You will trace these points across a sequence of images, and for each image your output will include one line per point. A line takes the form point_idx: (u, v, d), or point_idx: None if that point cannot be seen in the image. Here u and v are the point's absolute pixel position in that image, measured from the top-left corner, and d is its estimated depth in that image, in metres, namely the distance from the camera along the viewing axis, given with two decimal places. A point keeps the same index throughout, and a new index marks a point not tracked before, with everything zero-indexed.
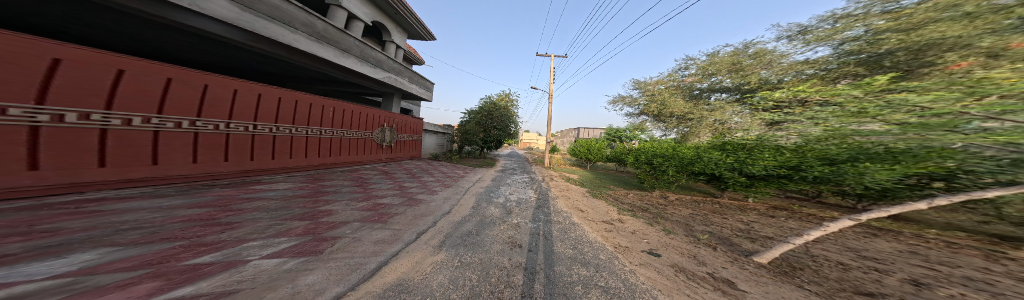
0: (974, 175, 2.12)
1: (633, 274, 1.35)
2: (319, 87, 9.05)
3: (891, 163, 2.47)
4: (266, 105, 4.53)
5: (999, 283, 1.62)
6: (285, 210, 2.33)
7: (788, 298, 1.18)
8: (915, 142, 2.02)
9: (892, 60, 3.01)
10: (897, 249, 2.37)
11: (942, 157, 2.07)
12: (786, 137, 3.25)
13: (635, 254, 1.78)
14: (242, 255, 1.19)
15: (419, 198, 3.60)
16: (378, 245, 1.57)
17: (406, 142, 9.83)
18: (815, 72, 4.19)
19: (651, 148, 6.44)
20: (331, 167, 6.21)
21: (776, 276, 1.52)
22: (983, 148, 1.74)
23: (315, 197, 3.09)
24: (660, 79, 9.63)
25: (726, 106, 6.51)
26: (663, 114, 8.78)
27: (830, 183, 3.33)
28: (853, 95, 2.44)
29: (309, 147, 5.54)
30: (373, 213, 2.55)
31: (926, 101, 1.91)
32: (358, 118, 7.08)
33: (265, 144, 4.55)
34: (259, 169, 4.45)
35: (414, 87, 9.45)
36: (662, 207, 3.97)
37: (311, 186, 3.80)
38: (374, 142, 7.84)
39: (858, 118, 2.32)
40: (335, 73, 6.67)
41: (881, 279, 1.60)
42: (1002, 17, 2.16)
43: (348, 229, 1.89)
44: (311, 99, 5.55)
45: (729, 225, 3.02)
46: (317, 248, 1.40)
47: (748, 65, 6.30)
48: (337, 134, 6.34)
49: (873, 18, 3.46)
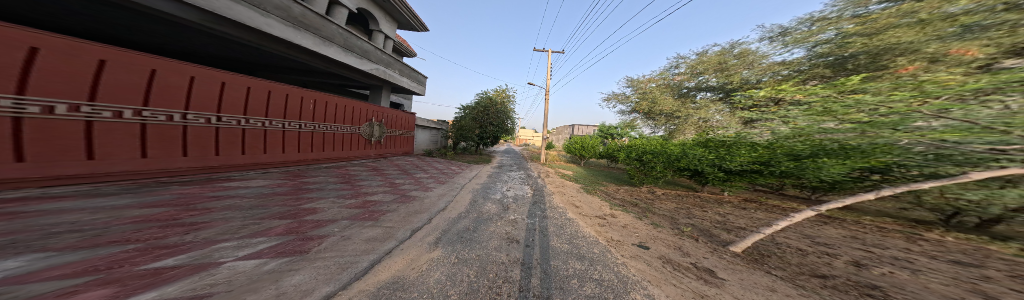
0: (905, 168, 2.55)
1: (625, 267, 1.45)
2: (296, 78, 8.31)
3: (842, 159, 2.86)
4: (233, 95, 4.08)
5: (917, 261, 1.95)
6: (264, 209, 2.19)
7: (759, 284, 1.33)
8: (868, 139, 2.41)
9: (853, 63, 3.43)
10: (842, 235, 2.75)
11: (884, 152, 2.49)
12: (760, 135, 3.69)
13: (627, 247, 1.91)
14: (213, 257, 1.11)
15: (412, 195, 3.53)
16: (369, 243, 1.53)
17: (397, 138, 9.41)
18: (790, 73, 4.58)
19: (642, 144, 6.70)
20: (314, 163, 5.85)
21: (749, 264, 1.71)
22: (915, 143, 2.14)
23: (297, 195, 2.91)
24: (651, 77, 9.87)
25: (709, 105, 7.26)
26: (652, 111, 9.04)
27: (793, 177, 3.76)
28: (828, 94, 2.78)
29: (287, 141, 5.13)
30: (362, 211, 2.45)
31: (887, 101, 2.30)
32: (343, 112, 6.65)
33: (232, 138, 4.14)
34: (227, 165, 4.05)
35: (406, 80, 8.98)
36: (650, 202, 4.23)
37: (293, 183, 3.60)
38: (361, 137, 7.45)
39: (824, 117, 2.75)
40: (315, 62, 6.12)
41: (831, 262, 1.86)
42: (948, 24, 2.52)
43: (337, 227, 1.83)
44: (287, 90, 5.09)
45: (709, 217, 3.30)
46: (302, 247, 1.34)
47: (732, 65, 6.86)
48: (319, 128, 5.95)
49: (844, 21, 3.80)
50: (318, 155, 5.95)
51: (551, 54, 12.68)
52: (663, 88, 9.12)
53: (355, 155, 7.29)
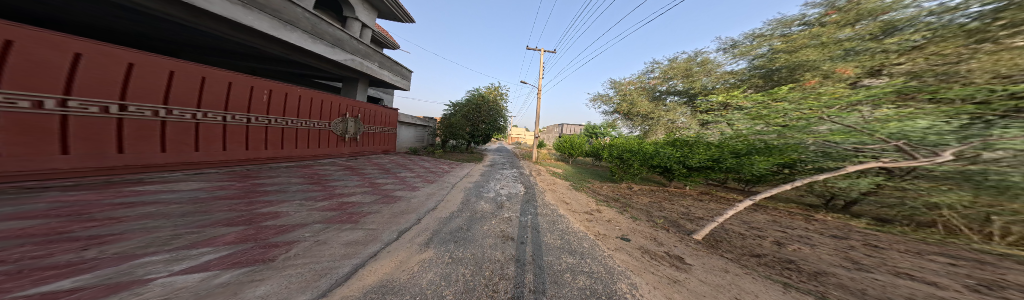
0: (805, 164, 3.65)
1: (611, 258, 1.61)
2: (234, 62, 6.81)
3: (768, 155, 3.90)
4: (144, 78, 3.00)
5: (813, 238, 2.57)
6: (207, 215, 1.83)
7: (716, 266, 1.61)
8: (787, 138, 3.39)
9: (778, 76, 4.76)
10: (767, 219, 3.44)
11: (794, 151, 3.56)
12: (712, 135, 4.68)
13: (612, 240, 2.10)
14: (138, 274, 0.90)
15: (397, 195, 3.29)
16: (351, 247, 1.41)
17: (377, 135, 8.49)
18: (736, 79, 6.19)
19: (621, 144, 7.18)
20: (274, 161, 4.93)
21: (707, 249, 2.04)
22: (815, 144, 3.17)
23: (249, 198, 2.48)
24: (630, 81, 10.43)
25: (677, 108, 8.31)
26: (631, 112, 9.82)
27: (736, 171, 4.56)
28: (762, 101, 3.70)
29: (230, 137, 4.08)
30: (338, 213, 2.22)
31: (804, 108, 3.11)
32: (307, 105, 5.62)
33: (146, 132, 3.06)
34: (134, 166, 2.96)
35: (388, 74, 8.00)
36: (629, 197, 4.70)
37: (247, 185, 3.07)
38: (331, 134, 6.47)
39: (762, 119, 3.62)
40: (271, 47, 5.09)
41: (760, 242, 2.34)
42: (837, 48, 3.69)
43: (309, 232, 1.63)
44: (228, 77, 4.00)
45: (675, 209, 3.81)
46: (265, 256, 1.17)
47: (696, 72, 8.05)
48: (274, 123, 4.89)
49: (773, 39, 5.27)
50: (274, 154, 4.92)
51: (543, 54, 12.43)
52: (640, 91, 9.70)
53: (323, 154, 6.29)
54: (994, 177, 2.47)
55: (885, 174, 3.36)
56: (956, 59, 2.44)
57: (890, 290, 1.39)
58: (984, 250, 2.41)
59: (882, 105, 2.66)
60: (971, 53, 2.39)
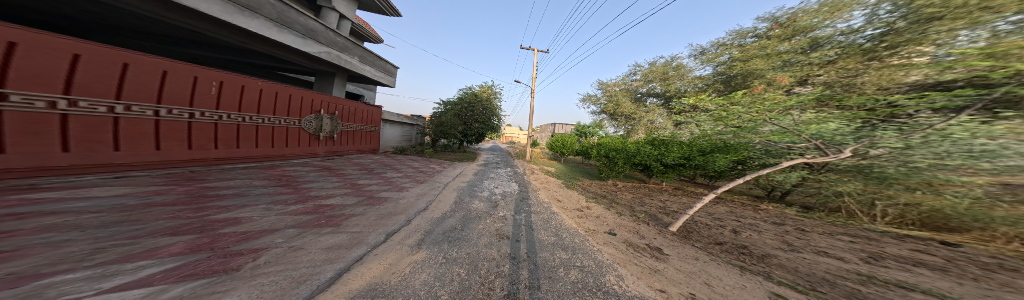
0: (754, 161, 4.24)
1: (600, 252, 1.73)
2: (166, 47, 5.62)
3: (726, 153, 4.45)
4: (33, 61, 2.18)
5: (761, 225, 3.03)
6: (142, 223, 1.52)
7: (689, 255, 1.81)
8: (740, 135, 4.09)
9: (734, 83, 5.88)
10: (728, 210, 3.94)
11: (746, 149, 4.20)
12: (685, 134, 5.30)
13: (600, 236, 2.23)
14: (49, 291, 0.73)
15: (382, 196, 3.10)
16: (332, 251, 1.30)
17: (357, 133, 7.76)
18: (704, 83, 7.20)
19: (607, 143, 7.54)
20: (230, 162, 4.16)
21: (680, 239, 2.29)
22: (762, 143, 3.85)
23: (199, 202, 2.13)
24: (616, 82, 10.96)
25: (655, 109, 8.99)
26: (616, 113, 10.35)
27: (702, 168, 4.91)
28: (720, 105, 4.40)
29: (165, 136, 3.28)
30: (315, 217, 2.03)
31: (752, 112, 3.82)
32: (269, 100, 4.81)
33: (38, 129, 2.27)
34: (22, 169, 2.20)
35: (370, 70, 7.26)
36: (615, 193, 5.01)
37: (195, 188, 2.63)
38: (301, 132, 5.70)
39: (723, 121, 4.29)
40: (223, 33, 4.33)
41: (721, 231, 2.69)
42: (775, 60, 4.78)
43: (280, 238, 1.47)
44: (163, 64, 3.18)
45: (654, 204, 4.17)
46: (226, 266, 1.02)
47: (671, 75, 8.77)
48: (226, 119, 4.07)
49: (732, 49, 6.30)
50: (226, 153, 4.10)
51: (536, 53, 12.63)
52: (624, 92, 10.26)
53: (290, 153, 5.48)
54: (877, 169, 3.26)
55: (809, 168, 4.03)
56: (855, 73, 3.31)
57: (815, 268, 1.73)
58: (871, 228, 3.14)
59: (802, 110, 3.31)
60: (865, 68, 3.22)
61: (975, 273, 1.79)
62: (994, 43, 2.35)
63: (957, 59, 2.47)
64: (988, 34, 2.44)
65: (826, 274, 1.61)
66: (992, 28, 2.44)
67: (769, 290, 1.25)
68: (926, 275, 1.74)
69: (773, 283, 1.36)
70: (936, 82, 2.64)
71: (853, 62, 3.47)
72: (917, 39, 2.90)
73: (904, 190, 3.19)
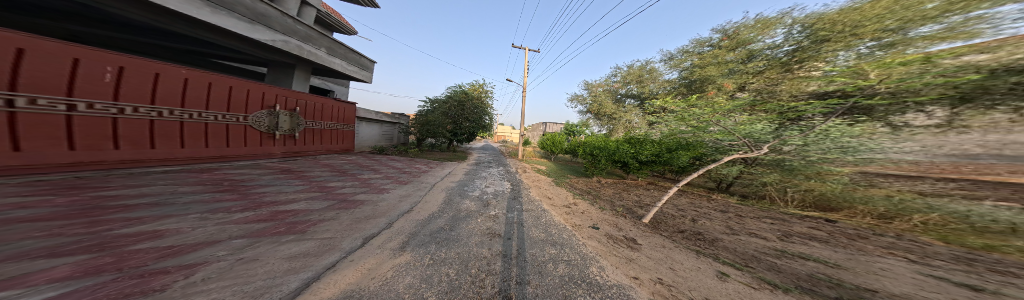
0: (709, 158, 4.90)
1: (584, 246, 1.85)
2: (28, 20, 4.15)
3: (688, 151, 5.04)
4: None
5: (714, 214, 3.58)
6: (4, 244, 1.15)
7: (661, 244, 2.04)
8: (693, 138, 4.90)
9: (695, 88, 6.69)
10: (690, 201, 4.52)
11: (701, 146, 4.83)
12: (655, 133, 5.87)
13: (585, 230, 2.38)
14: None
15: (357, 199, 2.84)
16: (297, 261, 1.16)
17: (325, 132, 6.96)
18: (671, 87, 8.03)
19: (592, 141, 7.93)
20: (142, 164, 3.32)
21: (651, 230, 2.58)
22: (712, 141, 4.56)
23: (102, 214, 1.69)
24: (599, 83, 11.50)
25: (632, 110, 9.75)
26: (600, 112, 10.92)
27: (667, 164, 5.49)
28: (680, 106, 5.05)
29: (34, 134, 2.45)
30: (273, 224, 1.77)
31: (703, 113, 4.57)
32: (197, 92, 3.93)
33: None
34: None
35: (337, 62, 6.48)
36: (598, 189, 5.35)
37: (91, 197, 2.06)
38: (248, 130, 4.85)
39: (683, 121, 4.95)
40: (128, 9, 3.40)
41: (685, 220, 3.09)
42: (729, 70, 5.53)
43: (223, 250, 1.25)
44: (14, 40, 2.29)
45: (631, 198, 4.59)
46: (146, 286, 0.83)
47: (645, 78, 9.56)
48: (129, 113, 3.17)
49: (693, 56, 7.13)
50: (136, 155, 3.26)
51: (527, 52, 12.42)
52: (606, 93, 10.82)
53: (235, 154, 4.63)
54: (787, 162, 4.16)
55: (744, 163, 4.83)
56: (777, 80, 4.38)
57: (750, 247, 2.12)
58: (784, 212, 3.91)
59: (733, 113, 4.28)
60: (780, 78, 4.37)
61: (849, 243, 2.40)
62: (856, 62, 3.38)
63: (834, 74, 3.51)
64: (856, 55, 3.43)
65: (756, 252, 1.98)
66: (856, 51, 3.45)
67: (716, 270, 1.49)
68: (817, 246, 2.27)
69: (720, 263, 1.63)
70: (823, 92, 3.70)
71: (775, 72, 4.51)
72: (810, 57, 4.01)
73: (803, 179, 4.10)
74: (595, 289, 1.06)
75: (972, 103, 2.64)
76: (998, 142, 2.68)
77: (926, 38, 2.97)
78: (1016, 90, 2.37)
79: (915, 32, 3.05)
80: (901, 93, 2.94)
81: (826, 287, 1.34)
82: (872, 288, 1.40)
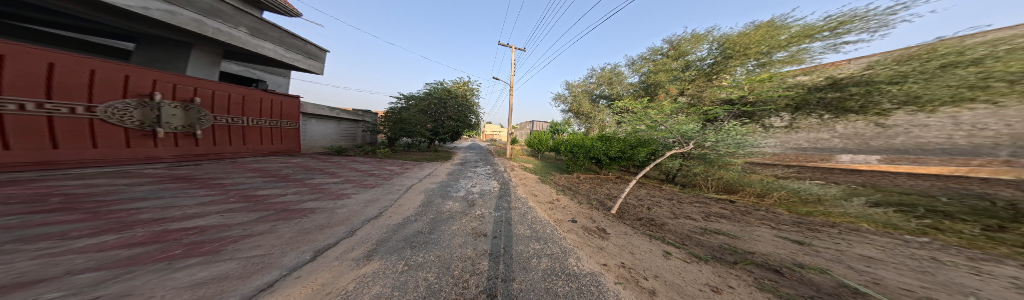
0: (659, 152, 5.72)
1: (564, 238, 2.01)
2: None
3: (644, 147, 5.79)
4: None
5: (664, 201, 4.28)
6: None
7: (627, 232, 2.37)
8: (643, 133, 5.57)
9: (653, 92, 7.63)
10: (648, 191, 5.28)
11: (653, 142, 5.56)
12: (621, 132, 6.60)
13: (566, 224, 2.56)
14: None
15: (307, 208, 2.41)
16: (211, 287, 0.93)
17: (243, 130, 5.70)
18: (633, 89, 8.94)
19: (571, 140, 8.41)
20: None
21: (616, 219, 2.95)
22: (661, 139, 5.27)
23: None
24: (577, 84, 12.02)
25: (603, 109, 10.52)
26: (580, 111, 11.48)
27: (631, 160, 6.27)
28: (635, 106, 5.82)
29: None
30: (167, 246, 1.36)
31: (654, 115, 5.13)
32: None
33: None
34: None
35: (264, 44, 5.39)
36: (577, 185, 5.78)
37: None
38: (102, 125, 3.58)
39: (637, 123, 5.71)
40: None
41: (647, 209, 3.61)
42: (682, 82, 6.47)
43: (60, 290, 0.84)
44: None
45: (602, 191, 5.10)
46: None
47: (614, 80, 10.42)
48: None
49: (648, 62, 8.00)
50: None
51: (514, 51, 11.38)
52: (583, 93, 11.42)
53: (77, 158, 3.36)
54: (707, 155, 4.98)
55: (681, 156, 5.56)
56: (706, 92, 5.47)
57: (687, 227, 2.64)
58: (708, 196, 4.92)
59: (673, 113, 4.98)
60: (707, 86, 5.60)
61: (742, 218, 3.23)
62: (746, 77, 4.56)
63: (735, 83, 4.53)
64: (746, 70, 4.79)
65: (688, 231, 2.48)
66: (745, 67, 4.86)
67: (663, 250, 1.81)
68: (726, 222, 2.96)
69: (665, 244, 1.99)
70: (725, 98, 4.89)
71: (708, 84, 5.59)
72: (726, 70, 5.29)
73: (718, 168, 5.19)
74: (572, 279, 1.16)
75: (799, 111, 4.34)
76: (811, 139, 5.07)
77: (781, 61, 4.33)
78: (819, 104, 4.09)
79: (775, 56, 4.43)
80: (766, 102, 4.27)
81: (729, 254, 1.78)
82: (752, 250, 1.92)
